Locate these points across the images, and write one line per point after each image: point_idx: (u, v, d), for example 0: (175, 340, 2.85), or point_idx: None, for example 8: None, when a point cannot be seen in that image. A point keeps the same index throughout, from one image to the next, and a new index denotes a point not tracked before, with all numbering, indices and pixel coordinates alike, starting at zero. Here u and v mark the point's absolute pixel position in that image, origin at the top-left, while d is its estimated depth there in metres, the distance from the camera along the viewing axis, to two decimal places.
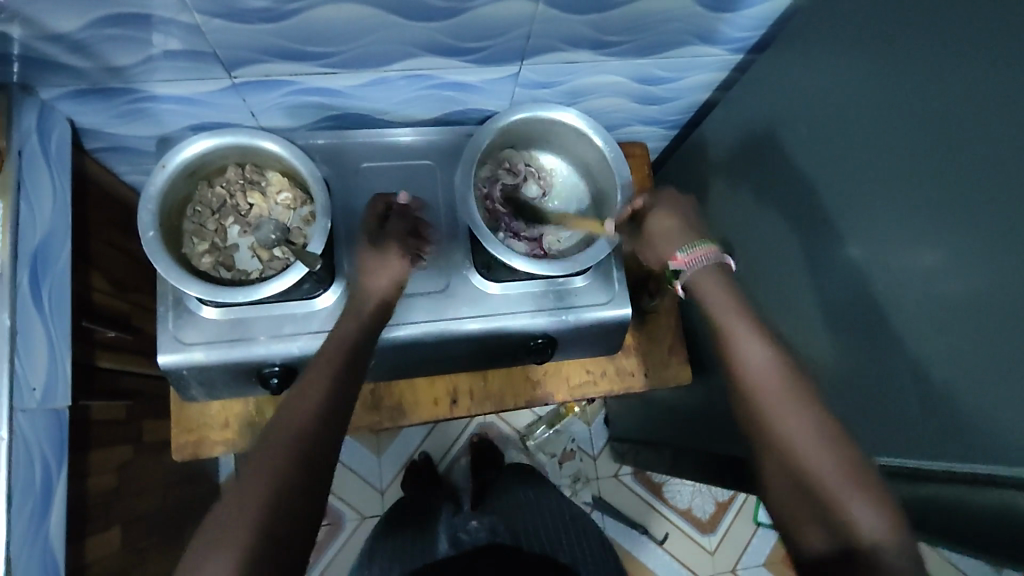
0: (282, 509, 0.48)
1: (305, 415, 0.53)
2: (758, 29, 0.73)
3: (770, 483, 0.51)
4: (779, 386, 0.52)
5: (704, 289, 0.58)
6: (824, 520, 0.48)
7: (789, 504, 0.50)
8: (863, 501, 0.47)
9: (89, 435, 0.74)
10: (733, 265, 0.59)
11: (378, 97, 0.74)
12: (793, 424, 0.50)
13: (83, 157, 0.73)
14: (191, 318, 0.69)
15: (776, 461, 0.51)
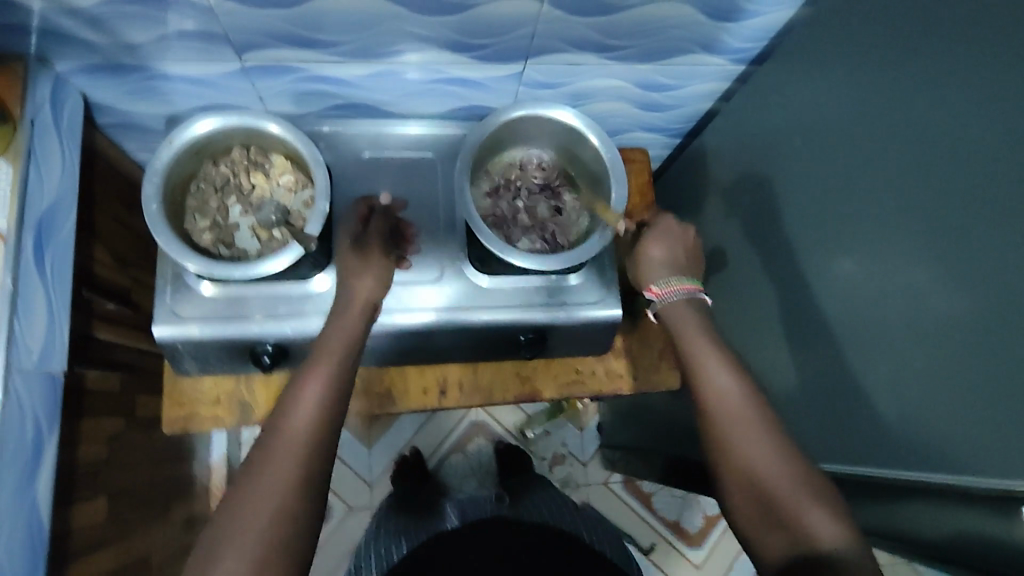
0: (293, 503, 0.53)
1: (307, 413, 0.56)
2: (760, 40, 0.74)
3: (734, 498, 0.56)
4: (743, 412, 0.57)
5: (676, 318, 0.64)
6: (783, 529, 0.52)
7: (751, 517, 0.54)
8: (820, 511, 0.51)
9: (83, 403, 0.76)
10: (707, 300, 0.66)
11: (384, 88, 0.75)
12: (754, 443, 0.56)
13: (94, 132, 0.75)
14: (188, 293, 0.71)
15: (738, 478, 0.55)
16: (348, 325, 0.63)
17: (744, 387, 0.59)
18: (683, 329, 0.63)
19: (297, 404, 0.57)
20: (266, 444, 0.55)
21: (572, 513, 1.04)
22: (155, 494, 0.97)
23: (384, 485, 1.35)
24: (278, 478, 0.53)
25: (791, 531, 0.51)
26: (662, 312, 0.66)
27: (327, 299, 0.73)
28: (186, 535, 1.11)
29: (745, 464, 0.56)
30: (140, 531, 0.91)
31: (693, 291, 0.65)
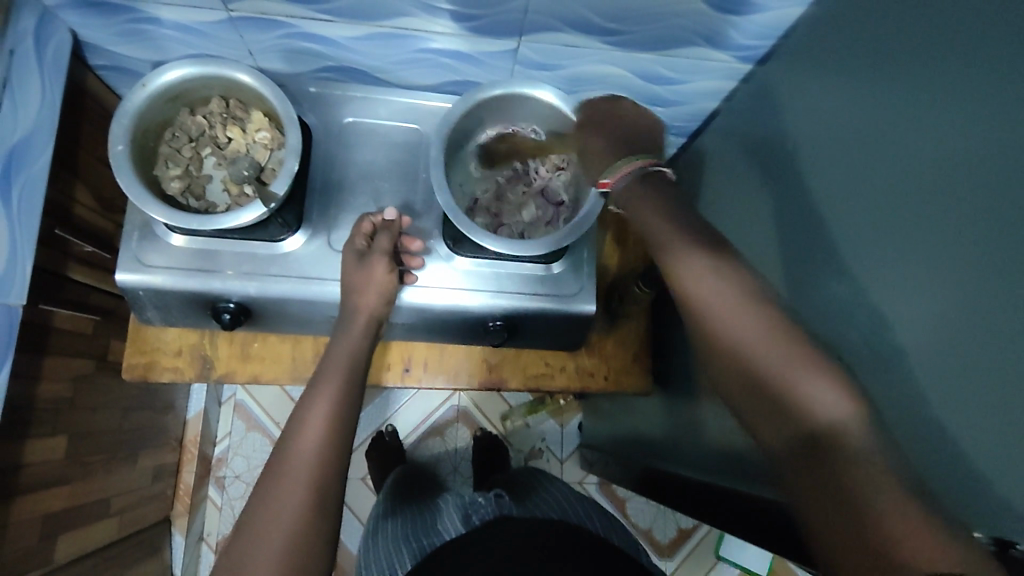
0: (315, 523, 0.51)
1: (316, 435, 0.56)
2: (769, 39, 0.70)
3: (725, 385, 0.47)
4: (714, 285, 0.48)
5: (635, 203, 0.55)
6: (777, 410, 0.44)
7: (744, 401, 0.46)
8: (820, 383, 0.42)
9: (48, 340, 0.76)
10: (667, 172, 0.56)
11: (375, 53, 0.74)
12: (730, 314, 0.47)
13: (84, 72, 0.75)
14: (155, 242, 0.70)
15: (722, 362, 0.47)
16: (352, 341, 0.65)
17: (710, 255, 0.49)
18: (642, 208, 0.54)
19: (307, 424, 0.57)
20: (275, 467, 0.54)
21: (586, 505, 0.93)
22: (124, 440, 0.98)
23: (358, 462, 1.34)
24: (288, 502, 0.51)
25: (788, 417, 0.43)
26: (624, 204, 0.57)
27: (294, 262, 0.72)
28: (154, 485, 1.11)
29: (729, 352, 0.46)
30: (100, 474, 0.92)
31: (646, 167, 0.56)
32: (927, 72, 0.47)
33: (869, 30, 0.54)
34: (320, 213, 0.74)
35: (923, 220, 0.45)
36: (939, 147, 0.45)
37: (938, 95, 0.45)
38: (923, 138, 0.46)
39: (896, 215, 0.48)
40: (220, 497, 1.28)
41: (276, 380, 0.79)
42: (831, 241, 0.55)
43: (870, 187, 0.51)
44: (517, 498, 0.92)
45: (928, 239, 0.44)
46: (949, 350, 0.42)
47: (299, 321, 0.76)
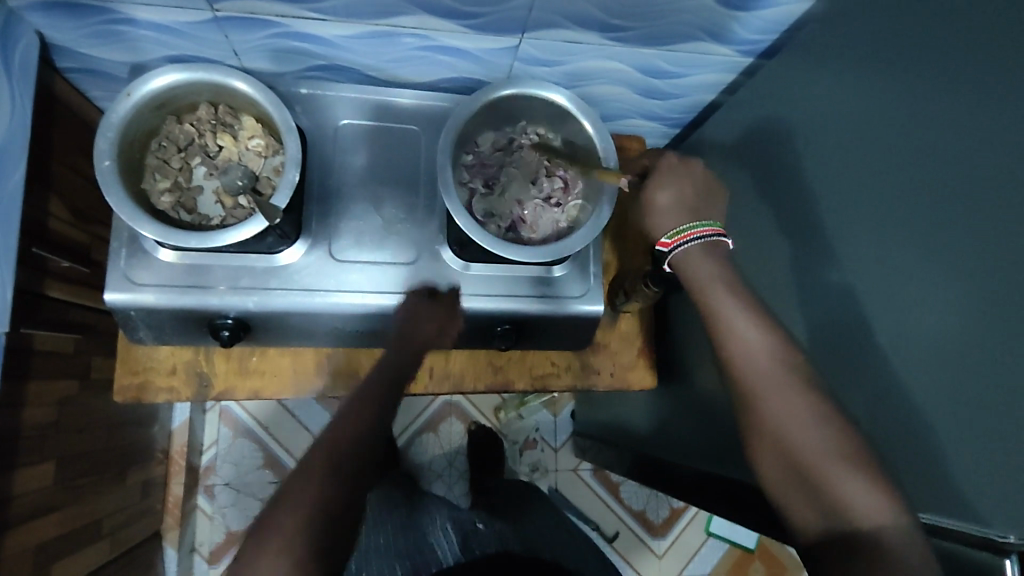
0: (334, 508, 0.53)
1: (350, 427, 0.58)
2: (773, 33, 0.70)
3: (764, 465, 0.52)
4: (767, 367, 0.54)
5: (692, 267, 0.61)
6: (816, 500, 0.49)
7: (783, 482, 0.51)
8: (857, 474, 0.47)
9: (29, 363, 0.71)
10: (727, 246, 0.62)
11: (369, 52, 0.70)
12: (786, 393, 0.53)
13: (53, 75, 0.69)
14: (145, 259, 0.66)
15: (769, 442, 0.52)
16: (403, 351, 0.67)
17: (755, 356, 0.55)
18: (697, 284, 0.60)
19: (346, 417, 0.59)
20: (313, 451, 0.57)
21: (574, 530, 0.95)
22: (111, 457, 0.94)
23: None
24: (314, 483, 0.54)
25: (826, 501, 0.48)
26: (677, 266, 0.62)
27: (294, 274, 0.69)
28: (144, 500, 1.08)
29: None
30: (90, 496, 0.88)
31: (708, 236, 0.61)
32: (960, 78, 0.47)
33: (886, 30, 0.53)
34: (319, 221, 0.71)
35: (952, 225, 0.46)
36: (969, 154, 0.45)
37: (972, 99, 0.46)
38: (954, 142, 0.46)
39: (925, 218, 0.48)
40: (211, 506, 1.25)
41: (278, 394, 0.77)
42: (847, 240, 0.55)
43: (893, 189, 0.51)
44: (508, 519, 0.92)
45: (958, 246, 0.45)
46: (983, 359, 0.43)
47: (300, 334, 0.73)
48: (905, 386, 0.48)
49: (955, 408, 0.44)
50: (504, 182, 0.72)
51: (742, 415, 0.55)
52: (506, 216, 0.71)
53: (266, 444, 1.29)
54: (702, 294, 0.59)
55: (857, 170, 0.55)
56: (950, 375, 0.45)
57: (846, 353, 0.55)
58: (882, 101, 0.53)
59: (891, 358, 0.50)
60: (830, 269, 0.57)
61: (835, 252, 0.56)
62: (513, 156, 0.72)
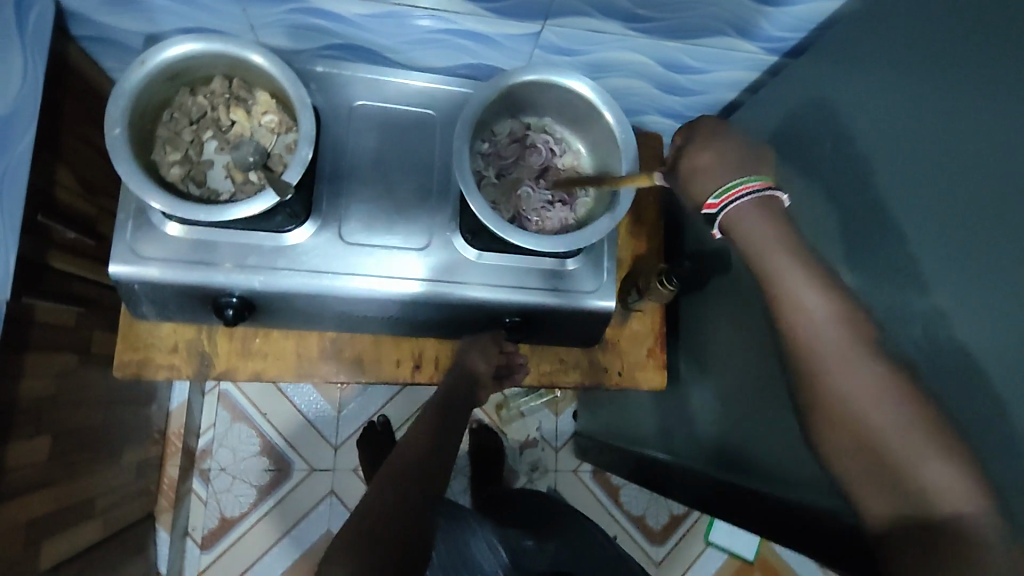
0: (395, 522, 0.56)
1: (408, 453, 0.62)
2: (802, 31, 0.68)
3: (834, 445, 0.50)
4: (840, 339, 0.50)
5: (743, 229, 0.54)
6: (893, 487, 0.46)
7: (856, 464, 0.48)
8: (939, 460, 0.44)
9: (28, 334, 0.70)
10: (783, 197, 0.54)
11: (387, 32, 0.69)
12: (855, 368, 0.49)
13: (67, 42, 0.68)
14: (152, 232, 0.65)
15: (839, 423, 0.49)
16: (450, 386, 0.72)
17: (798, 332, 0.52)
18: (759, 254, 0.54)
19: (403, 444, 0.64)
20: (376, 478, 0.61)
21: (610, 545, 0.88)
22: (107, 436, 0.93)
23: (350, 451, 1.29)
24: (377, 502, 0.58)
25: (907, 488, 0.45)
26: (728, 225, 0.55)
27: (301, 255, 0.68)
28: (139, 481, 1.07)
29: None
30: (85, 474, 0.87)
31: (762, 192, 0.54)
32: (994, 73, 0.45)
33: (922, 29, 0.52)
34: (329, 202, 0.69)
35: (989, 230, 0.44)
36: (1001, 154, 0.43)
37: (1008, 96, 0.44)
38: (990, 143, 0.44)
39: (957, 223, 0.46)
40: (205, 490, 1.24)
41: (280, 377, 0.75)
42: (879, 244, 0.53)
43: (925, 191, 0.49)
44: (545, 532, 0.84)
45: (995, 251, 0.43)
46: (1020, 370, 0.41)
47: (305, 316, 0.72)
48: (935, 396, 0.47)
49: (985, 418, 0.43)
50: (516, 172, 0.71)
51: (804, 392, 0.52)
52: (512, 204, 0.70)
53: (264, 430, 1.27)
54: (760, 258, 0.54)
55: (891, 171, 0.53)
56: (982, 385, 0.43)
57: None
58: (918, 101, 0.51)
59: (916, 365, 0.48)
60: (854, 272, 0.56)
61: (865, 257, 0.55)
62: (529, 148, 0.71)
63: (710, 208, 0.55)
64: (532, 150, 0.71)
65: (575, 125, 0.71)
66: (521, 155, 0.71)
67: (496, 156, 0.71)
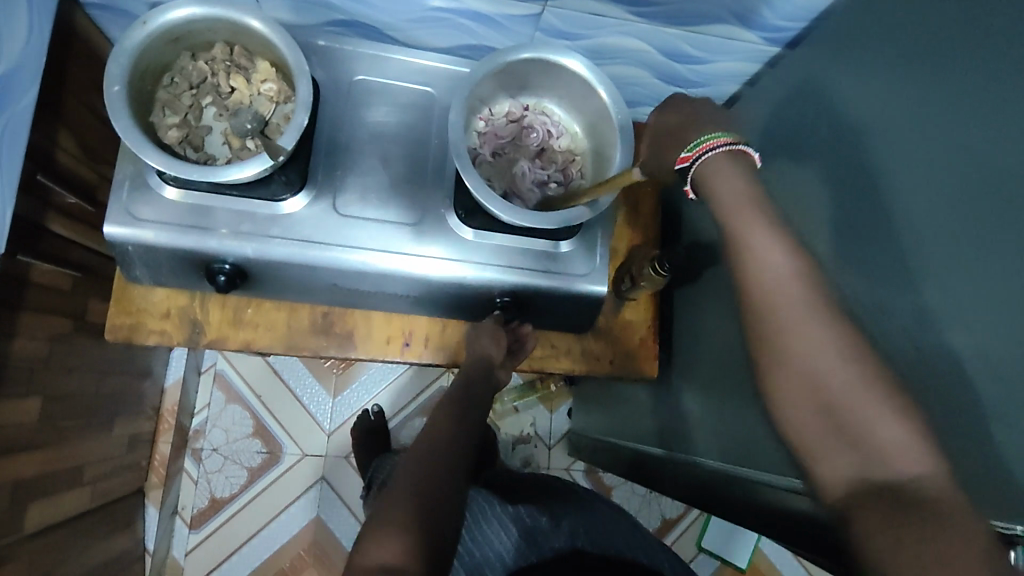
0: (433, 503, 0.60)
1: (436, 440, 0.66)
2: (803, 21, 0.68)
3: (792, 417, 0.47)
4: (795, 300, 0.47)
5: (714, 183, 0.50)
6: (857, 453, 0.43)
7: (814, 434, 0.45)
8: (891, 418, 0.43)
9: (23, 294, 0.71)
10: (752, 150, 0.51)
11: (389, 9, 0.70)
12: (811, 335, 0.46)
13: (73, 8, 0.69)
14: (148, 195, 0.66)
15: (801, 390, 0.46)
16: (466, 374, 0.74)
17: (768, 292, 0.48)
18: (724, 203, 0.50)
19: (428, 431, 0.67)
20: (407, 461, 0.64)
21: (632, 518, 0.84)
22: (99, 406, 0.93)
23: (342, 438, 1.29)
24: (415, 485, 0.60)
25: (869, 455, 0.43)
26: (702, 181, 0.51)
27: (295, 224, 0.68)
28: (129, 455, 1.07)
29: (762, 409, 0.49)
30: (75, 440, 0.87)
31: (731, 147, 0.51)
32: (997, 55, 0.44)
33: (919, 13, 0.52)
34: (325, 174, 0.70)
35: (986, 215, 0.43)
36: (1003, 139, 0.43)
37: (1009, 77, 0.43)
38: (995, 126, 0.44)
39: (954, 208, 0.46)
40: (196, 470, 1.24)
41: (270, 348, 0.76)
42: (876, 231, 0.53)
43: (925, 175, 0.49)
44: (566, 503, 0.82)
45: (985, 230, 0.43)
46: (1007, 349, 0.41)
47: (298, 288, 0.73)
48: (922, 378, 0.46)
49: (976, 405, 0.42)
50: (511, 151, 0.72)
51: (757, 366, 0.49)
52: (503, 179, 0.70)
53: (258, 412, 1.28)
54: (727, 219, 0.50)
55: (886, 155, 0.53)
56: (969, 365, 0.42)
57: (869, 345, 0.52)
58: (913, 84, 0.51)
59: (911, 348, 0.48)
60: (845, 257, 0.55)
61: (862, 249, 0.55)
62: (525, 129, 0.72)
63: (681, 163, 0.52)
64: (528, 132, 0.72)
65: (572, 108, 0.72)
66: (517, 135, 0.72)
67: (492, 133, 0.71)
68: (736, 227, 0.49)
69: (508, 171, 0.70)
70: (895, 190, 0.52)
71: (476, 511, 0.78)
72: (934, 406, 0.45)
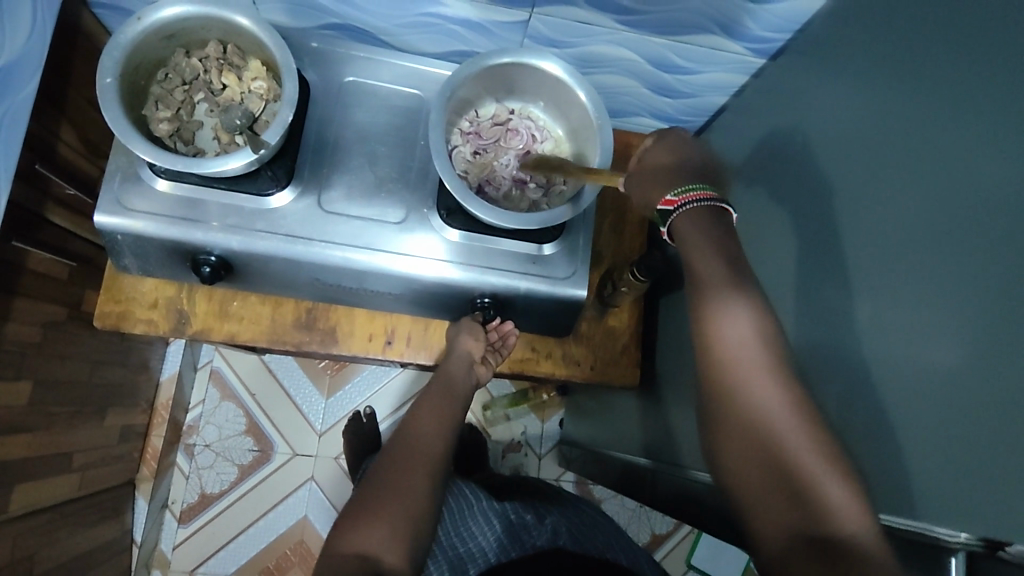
0: (417, 511, 0.59)
1: (428, 441, 0.65)
2: (787, 33, 0.69)
3: (741, 466, 0.48)
4: (754, 350, 0.49)
5: (686, 231, 0.54)
6: (803, 508, 0.44)
7: (762, 487, 0.46)
8: (837, 476, 0.44)
9: (18, 279, 0.73)
10: (731, 212, 0.54)
11: (380, 14, 0.72)
12: (762, 379, 0.49)
13: (80, 7, 0.72)
14: (139, 186, 0.68)
15: (757, 432, 0.47)
16: (453, 379, 0.74)
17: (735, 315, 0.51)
18: (688, 257, 0.54)
19: (420, 429, 0.66)
20: (394, 457, 0.63)
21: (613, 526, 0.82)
22: (92, 395, 0.95)
23: (333, 439, 1.30)
24: (405, 487, 0.60)
25: (808, 506, 0.44)
26: (677, 227, 0.55)
27: (281, 219, 0.70)
28: (120, 445, 1.09)
29: (723, 412, 0.49)
30: (66, 427, 0.89)
31: (712, 201, 0.54)
32: (962, 67, 0.45)
33: (893, 25, 0.52)
34: (312, 172, 0.72)
35: (947, 225, 0.43)
36: (965, 149, 0.43)
37: (976, 88, 0.43)
38: (952, 134, 0.44)
39: (919, 218, 0.46)
40: (188, 465, 1.26)
41: (253, 342, 0.77)
42: (847, 240, 0.53)
43: (895, 185, 0.49)
44: (550, 508, 0.81)
45: (949, 238, 0.43)
46: (964, 355, 0.41)
47: (282, 282, 0.74)
48: (890, 386, 0.46)
49: (932, 415, 0.42)
50: (492, 152, 0.73)
51: (718, 389, 0.50)
52: (479, 176, 0.71)
53: (251, 410, 1.29)
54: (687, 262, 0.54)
55: (858, 165, 0.53)
56: (931, 374, 0.43)
57: (836, 350, 0.52)
58: (886, 94, 0.52)
59: (877, 355, 0.48)
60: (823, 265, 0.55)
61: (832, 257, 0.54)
62: (509, 133, 0.73)
63: (666, 204, 0.56)
64: (512, 137, 0.73)
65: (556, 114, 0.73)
66: (500, 138, 0.73)
67: (476, 136, 0.73)
68: (705, 266, 0.52)
69: (490, 173, 0.72)
70: (866, 200, 0.52)
71: (456, 506, 0.76)
72: (895, 415, 0.45)
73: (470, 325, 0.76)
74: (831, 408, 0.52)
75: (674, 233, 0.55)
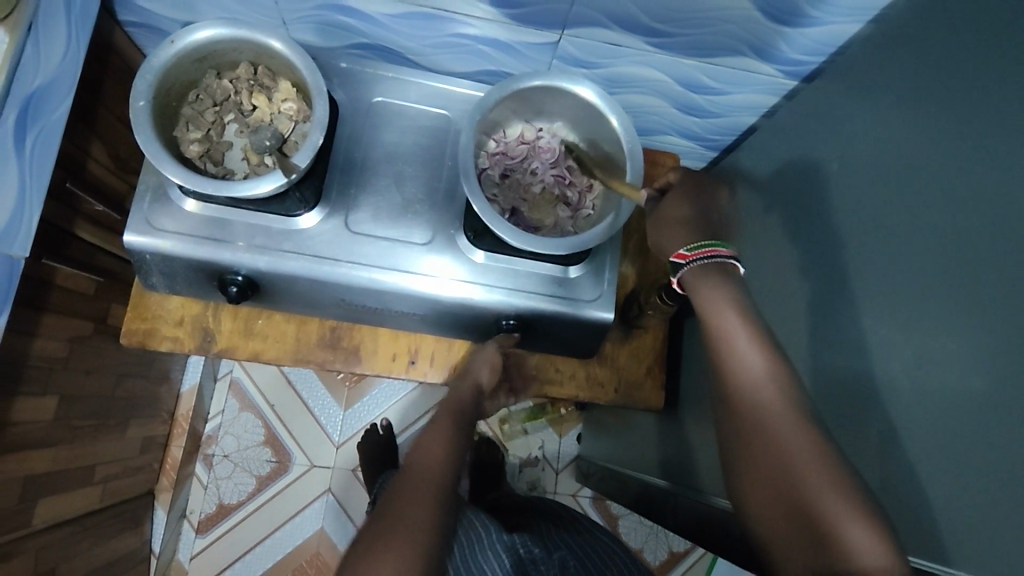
0: (426, 539, 0.58)
1: (436, 461, 0.63)
2: (821, 55, 0.68)
3: (763, 512, 0.47)
4: (768, 394, 0.50)
5: (696, 288, 0.56)
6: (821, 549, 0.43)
7: (788, 536, 0.45)
8: (860, 525, 0.42)
9: (47, 296, 0.73)
10: (735, 266, 0.56)
11: (409, 34, 0.71)
12: (776, 423, 0.48)
13: (113, 26, 0.73)
14: (168, 206, 0.68)
15: (779, 478, 0.47)
16: (465, 396, 0.72)
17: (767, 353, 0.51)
18: (703, 301, 0.55)
19: (427, 449, 0.65)
20: (401, 482, 0.62)
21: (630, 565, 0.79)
22: (115, 408, 0.95)
23: (351, 451, 1.30)
24: (413, 513, 0.59)
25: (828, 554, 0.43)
26: (687, 284, 0.57)
27: (307, 239, 0.70)
28: (140, 456, 1.09)
29: (755, 450, 0.49)
30: (88, 441, 0.89)
31: (721, 258, 0.55)
32: (1005, 98, 0.44)
33: (935, 54, 0.51)
34: (339, 192, 0.71)
35: (989, 263, 0.42)
36: (1010, 186, 0.42)
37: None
38: (993, 170, 0.43)
39: (959, 252, 0.45)
40: (206, 475, 1.26)
41: (278, 360, 0.77)
42: (882, 271, 0.52)
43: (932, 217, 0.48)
44: (568, 546, 0.79)
45: (994, 276, 0.42)
46: (1009, 400, 0.39)
47: (307, 301, 0.74)
48: (929, 425, 0.45)
49: (977, 459, 0.41)
50: (520, 174, 0.72)
51: (747, 429, 0.50)
52: (510, 200, 0.71)
53: (269, 421, 1.29)
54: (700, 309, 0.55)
55: (894, 196, 0.52)
56: (976, 416, 0.41)
57: (871, 388, 0.51)
58: (924, 124, 0.50)
59: (914, 393, 0.47)
60: (861, 298, 0.54)
61: (869, 292, 0.53)
62: (538, 155, 0.73)
63: (680, 259, 0.57)
64: (541, 159, 0.73)
65: (586, 134, 0.72)
66: (529, 161, 0.72)
67: (506, 159, 0.72)
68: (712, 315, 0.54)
69: (521, 195, 0.71)
70: (903, 231, 0.50)
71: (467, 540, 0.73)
72: (935, 454, 0.44)
73: (484, 355, 0.75)
74: (868, 446, 0.50)
75: (685, 287, 0.57)
